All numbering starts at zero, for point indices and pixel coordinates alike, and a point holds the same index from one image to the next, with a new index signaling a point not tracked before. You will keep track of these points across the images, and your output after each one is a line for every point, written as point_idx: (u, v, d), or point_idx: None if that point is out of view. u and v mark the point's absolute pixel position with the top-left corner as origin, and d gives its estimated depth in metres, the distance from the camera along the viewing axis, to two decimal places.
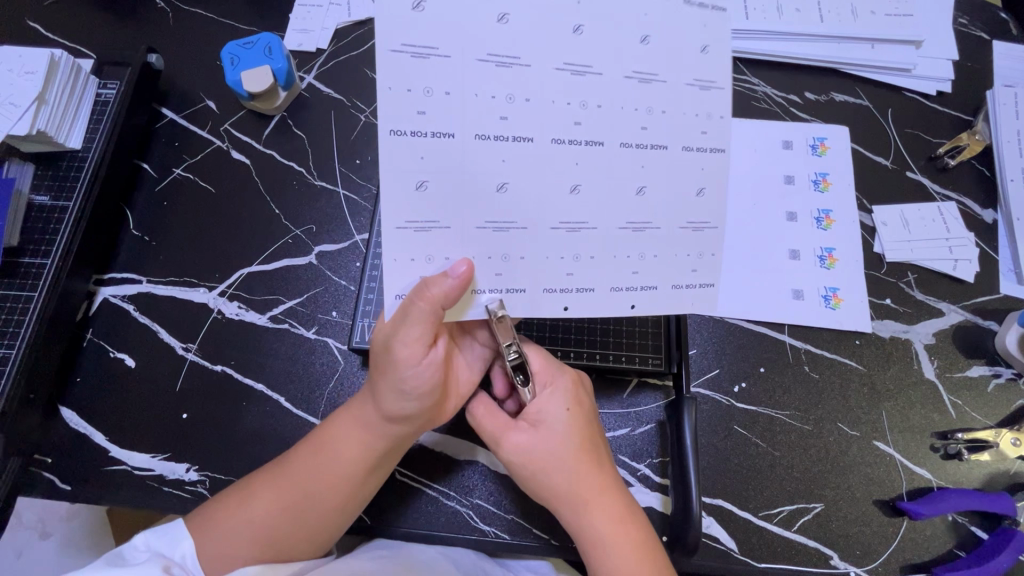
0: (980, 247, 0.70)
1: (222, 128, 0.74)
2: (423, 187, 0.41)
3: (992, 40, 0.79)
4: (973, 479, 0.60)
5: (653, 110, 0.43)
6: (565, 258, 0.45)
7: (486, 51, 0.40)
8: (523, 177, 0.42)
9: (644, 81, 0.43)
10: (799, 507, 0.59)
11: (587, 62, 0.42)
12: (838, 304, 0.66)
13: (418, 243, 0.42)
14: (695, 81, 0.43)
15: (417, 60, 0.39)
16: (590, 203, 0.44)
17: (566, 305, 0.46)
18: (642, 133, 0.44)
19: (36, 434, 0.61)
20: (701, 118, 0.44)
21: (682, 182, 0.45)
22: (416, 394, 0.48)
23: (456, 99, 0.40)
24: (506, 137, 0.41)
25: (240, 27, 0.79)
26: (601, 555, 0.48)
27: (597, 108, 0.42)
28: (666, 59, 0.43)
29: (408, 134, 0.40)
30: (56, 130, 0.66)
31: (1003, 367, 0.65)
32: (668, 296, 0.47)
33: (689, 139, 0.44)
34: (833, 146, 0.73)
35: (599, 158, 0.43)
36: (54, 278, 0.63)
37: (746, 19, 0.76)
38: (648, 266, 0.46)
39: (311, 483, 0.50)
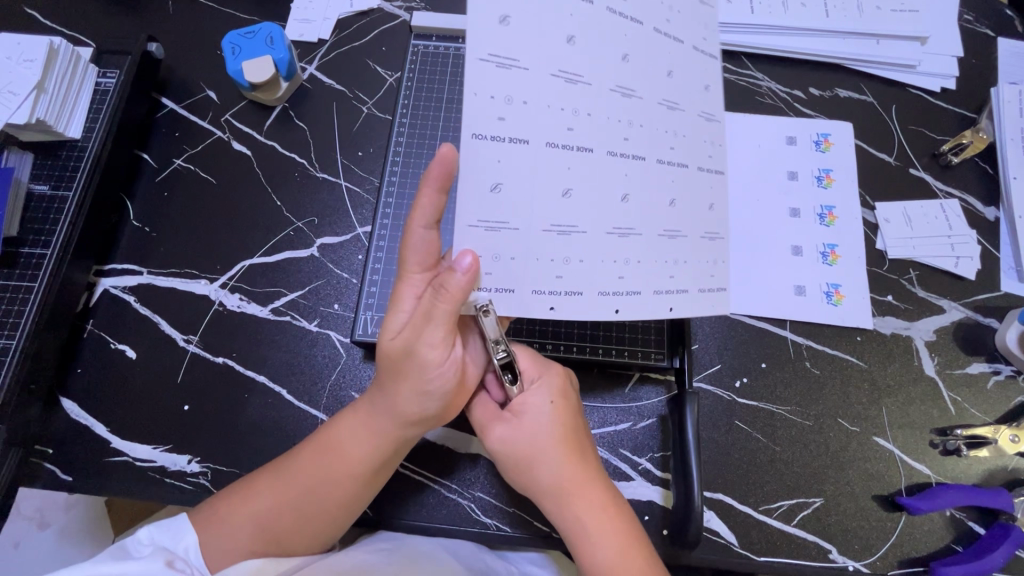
0: (982, 245, 0.70)
1: (223, 119, 0.74)
2: (497, 189, 0.42)
3: (997, 37, 0.79)
4: (971, 475, 0.61)
5: (679, 133, 0.47)
6: (616, 262, 0.46)
7: (555, 68, 0.42)
8: (585, 184, 0.44)
9: (672, 108, 0.46)
10: (799, 502, 0.59)
11: (633, 85, 0.44)
12: (840, 300, 0.66)
13: (486, 242, 0.43)
14: (703, 114, 0.48)
15: (501, 71, 0.40)
16: (637, 211, 0.46)
17: (616, 308, 0.46)
18: (673, 152, 0.46)
19: (37, 425, 0.61)
20: (713, 144, 0.48)
21: (702, 196, 0.48)
22: (438, 394, 0.48)
23: (531, 108, 0.41)
24: (570, 146, 0.43)
25: (241, 17, 0.78)
26: (581, 544, 0.49)
27: (642, 126, 0.45)
28: (688, 91, 0.47)
29: (491, 138, 0.41)
30: (56, 119, 0.65)
31: (1003, 364, 0.65)
32: (701, 303, 0.49)
33: (703, 161, 0.48)
34: (837, 142, 0.73)
35: (643, 173, 0.45)
36: (55, 268, 0.63)
37: (750, 13, 0.75)
38: (683, 272, 0.48)
39: (322, 483, 0.50)
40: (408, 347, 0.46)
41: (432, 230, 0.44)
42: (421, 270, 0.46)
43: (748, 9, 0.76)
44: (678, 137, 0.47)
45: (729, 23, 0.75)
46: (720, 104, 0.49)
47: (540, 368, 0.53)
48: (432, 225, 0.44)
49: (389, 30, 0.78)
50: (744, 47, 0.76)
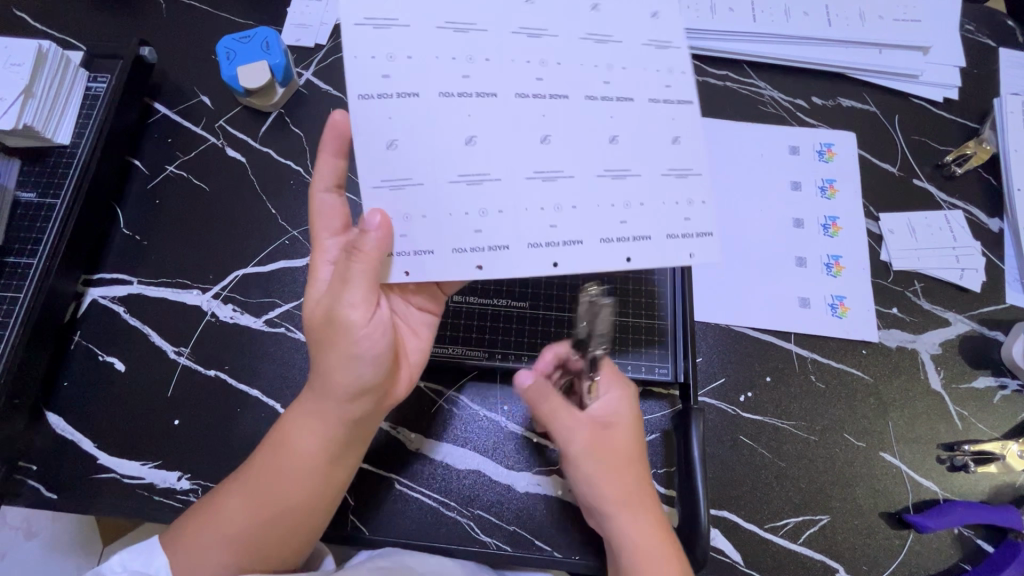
0: (987, 257, 0.69)
1: (217, 124, 0.72)
2: (395, 142, 0.42)
3: (999, 47, 0.79)
4: (979, 492, 0.60)
5: (608, 67, 0.45)
6: (546, 210, 0.44)
7: (443, 19, 0.43)
8: (490, 130, 0.43)
9: (599, 42, 0.45)
10: (805, 519, 0.58)
11: (541, 26, 0.44)
12: (845, 313, 0.65)
13: (394, 201, 0.43)
14: (650, 41, 0.45)
15: (381, 31, 0.42)
16: (562, 152, 0.44)
17: (554, 260, 0.44)
18: (605, 87, 0.44)
19: (21, 441, 0.59)
20: (658, 71, 0.45)
21: (650, 130, 0.45)
22: (373, 362, 0.47)
23: (419, 62, 0.43)
24: (469, 94, 0.43)
25: (236, 21, 0.76)
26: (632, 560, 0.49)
27: (556, 65, 0.44)
28: (619, 22, 0.45)
29: (378, 96, 0.42)
30: (43, 125, 0.64)
31: (1009, 378, 0.64)
32: (664, 246, 0.44)
33: (654, 92, 0.45)
34: (840, 152, 0.72)
35: (562, 116, 0.44)
36: (41, 278, 0.61)
37: (752, 22, 0.75)
38: (638, 214, 0.44)
39: (281, 481, 0.48)
40: (331, 314, 0.46)
41: (333, 194, 0.51)
42: (332, 235, 0.52)
43: (750, 17, 0.75)
44: (609, 72, 0.45)
45: (730, 32, 0.75)
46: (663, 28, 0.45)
47: (618, 377, 0.54)
48: (332, 188, 0.51)
49: None
50: (746, 56, 0.75)
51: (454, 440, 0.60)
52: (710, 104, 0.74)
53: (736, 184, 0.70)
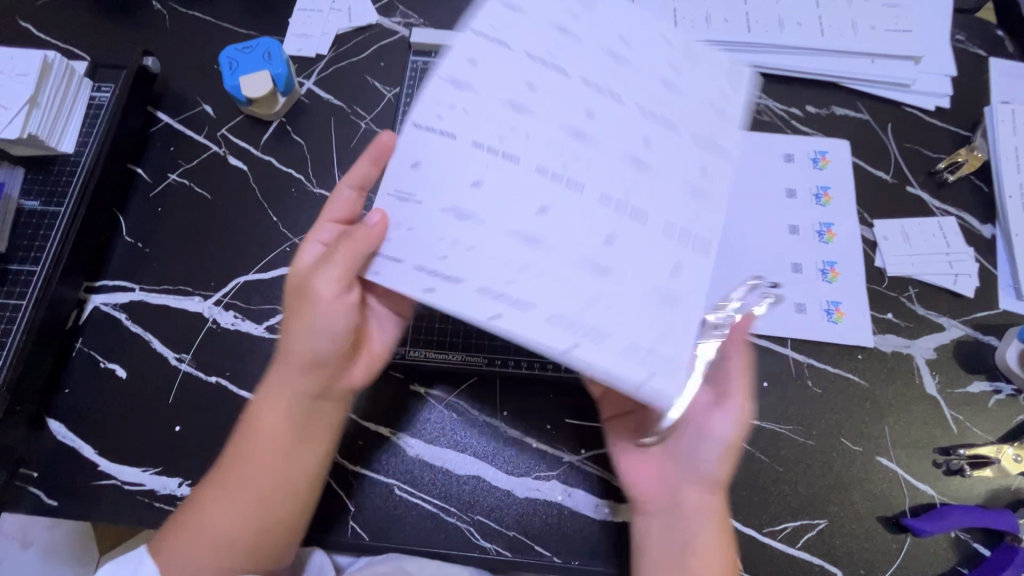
0: (980, 262, 0.70)
1: (219, 133, 0.73)
2: (417, 164, 0.43)
3: (989, 57, 0.80)
4: (974, 496, 0.60)
5: (642, 185, 0.42)
6: (512, 265, 0.41)
7: (506, 97, 0.43)
8: (498, 187, 0.42)
9: (636, 164, 0.43)
10: (803, 524, 0.58)
11: (591, 130, 0.43)
12: (841, 318, 0.66)
13: (395, 211, 0.44)
14: (687, 184, 0.43)
15: (452, 86, 0.43)
16: (559, 226, 0.41)
17: (496, 313, 0.39)
18: (625, 199, 0.42)
19: (22, 448, 0.60)
20: (691, 207, 0.43)
21: (654, 255, 0.41)
22: (335, 337, 0.49)
23: (470, 117, 0.43)
24: (495, 153, 0.42)
25: (238, 31, 0.78)
26: (705, 536, 0.49)
27: (590, 163, 0.43)
28: (669, 157, 0.43)
29: (424, 129, 0.43)
30: (48, 134, 0.64)
31: (1003, 383, 0.64)
32: (618, 363, 0.39)
33: (670, 219, 0.42)
34: (834, 159, 0.73)
35: (573, 203, 0.42)
36: (44, 285, 0.61)
37: (746, 32, 0.76)
38: (600, 314, 0.40)
39: (259, 476, 0.49)
40: (306, 285, 0.49)
41: (353, 192, 0.53)
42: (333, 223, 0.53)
43: (744, 28, 0.77)
44: (640, 187, 0.42)
45: (725, 42, 0.76)
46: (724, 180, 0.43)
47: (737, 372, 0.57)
48: (355, 188, 0.53)
49: (387, 45, 0.78)
50: (741, 65, 0.77)
51: (421, 434, 0.61)
52: None
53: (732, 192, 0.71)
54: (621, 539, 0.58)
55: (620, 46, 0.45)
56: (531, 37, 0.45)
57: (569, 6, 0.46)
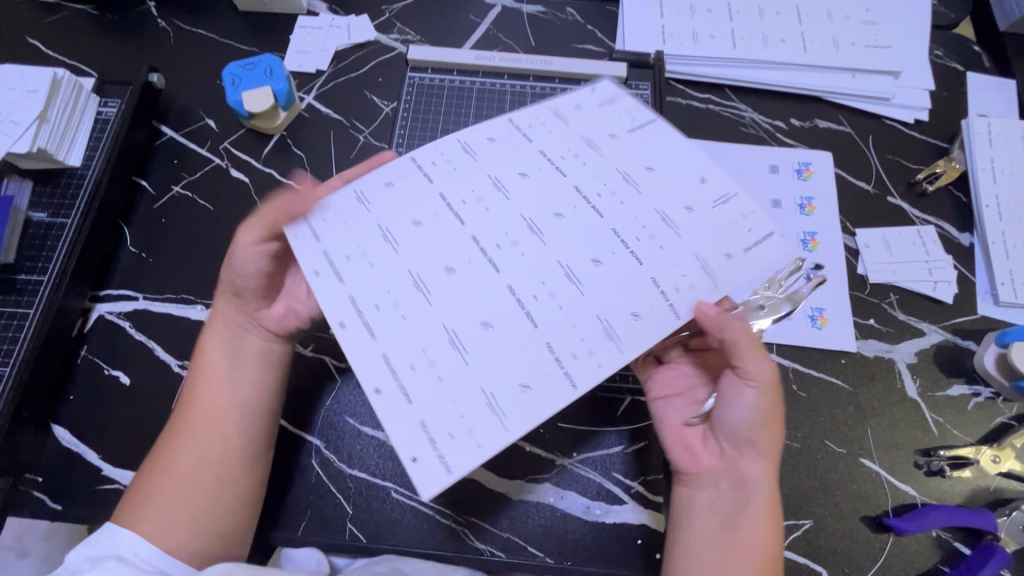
0: (958, 269, 0.72)
1: (222, 146, 0.75)
2: (389, 186, 0.52)
3: (966, 71, 0.83)
4: (954, 495, 0.62)
5: (561, 302, 0.47)
6: (388, 301, 0.48)
7: (493, 173, 0.52)
8: (431, 234, 0.50)
9: (568, 277, 0.48)
10: (788, 524, 0.60)
11: (544, 230, 0.50)
12: (824, 324, 0.68)
13: (349, 208, 0.51)
14: (601, 318, 0.46)
15: (464, 151, 0.53)
16: (451, 288, 0.48)
17: (340, 322, 0.47)
18: (534, 300, 0.47)
19: (26, 454, 0.61)
20: (583, 344, 0.46)
21: (512, 367, 0.45)
22: (251, 276, 0.57)
23: (456, 176, 0.52)
24: (450, 209, 0.51)
25: (240, 48, 0.80)
26: (755, 503, 0.52)
27: (523, 254, 0.49)
28: (603, 290, 0.47)
29: (416, 167, 0.52)
30: (56, 148, 0.67)
31: (982, 386, 0.66)
32: (405, 429, 0.43)
33: (561, 344, 0.46)
34: (818, 170, 0.76)
35: (475, 272, 0.48)
36: (52, 294, 0.63)
37: (732, 48, 0.79)
38: (419, 380, 0.45)
39: (213, 415, 0.55)
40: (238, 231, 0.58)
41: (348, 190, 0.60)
42: None
43: (730, 44, 0.80)
44: (549, 297, 0.47)
45: (711, 57, 0.79)
46: (658, 332, 0.46)
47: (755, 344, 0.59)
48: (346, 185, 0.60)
49: (385, 61, 0.80)
50: (726, 80, 0.80)
51: None
52: (693, 126, 0.78)
53: None
54: (611, 538, 0.59)
55: (638, 171, 0.51)
56: (561, 145, 0.53)
57: (616, 126, 0.53)
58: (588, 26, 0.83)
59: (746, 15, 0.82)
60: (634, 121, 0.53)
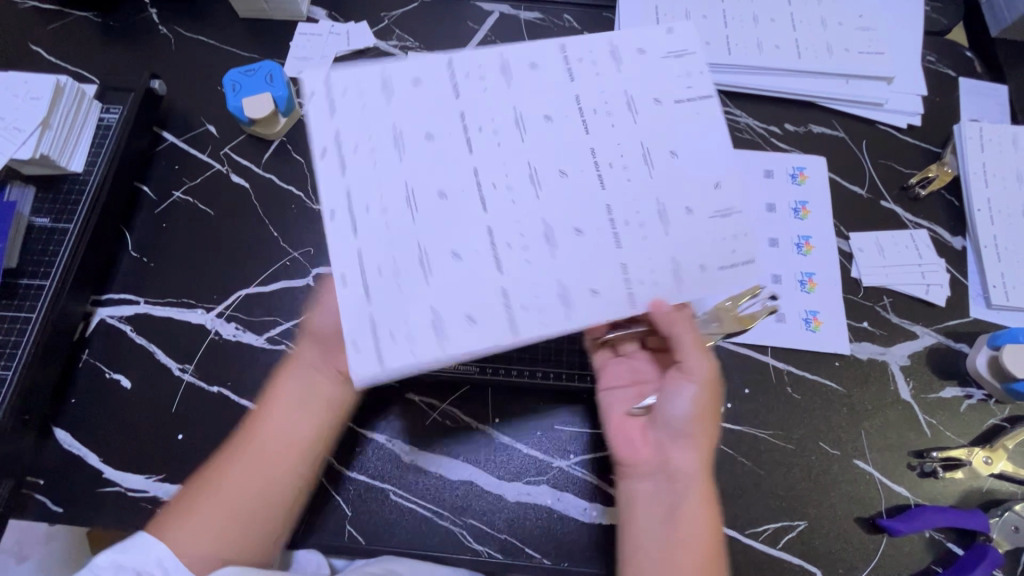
0: (951, 273, 0.73)
1: (222, 152, 0.76)
2: (417, 84, 0.49)
3: (959, 77, 0.84)
4: (947, 496, 0.63)
5: (528, 254, 0.47)
6: (382, 204, 0.47)
7: (516, 105, 0.49)
8: (439, 149, 0.48)
9: (547, 232, 0.47)
10: (783, 525, 0.61)
11: (544, 182, 0.48)
12: (819, 326, 0.69)
13: (375, 99, 0.49)
14: (560, 283, 0.47)
15: (502, 74, 0.50)
16: (442, 211, 0.47)
17: (332, 210, 0.47)
18: (507, 245, 0.47)
19: (29, 457, 0.62)
20: (536, 301, 0.46)
21: (467, 299, 0.46)
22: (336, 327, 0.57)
23: (483, 96, 0.49)
24: (465, 129, 0.49)
25: (241, 54, 0.81)
26: (690, 496, 0.52)
27: (515, 202, 0.48)
28: (574, 251, 0.47)
29: (452, 74, 0.50)
30: (58, 154, 0.67)
31: (974, 388, 0.67)
32: (354, 324, 0.45)
33: (518, 295, 0.46)
34: (812, 175, 0.77)
35: (466, 202, 0.48)
36: (53, 299, 0.64)
37: (727, 54, 0.80)
38: (382, 283, 0.46)
39: (276, 445, 0.55)
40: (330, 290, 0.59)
41: None
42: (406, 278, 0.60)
43: (725, 50, 0.80)
44: (521, 248, 0.47)
45: (706, 63, 0.80)
46: (609, 309, 0.47)
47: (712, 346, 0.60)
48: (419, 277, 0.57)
49: None
50: (721, 86, 0.81)
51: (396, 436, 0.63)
52: None
53: None
54: (607, 539, 0.60)
55: (661, 153, 0.49)
56: (600, 93, 0.50)
57: (664, 92, 0.50)
58: (585, 32, 0.84)
59: (741, 21, 0.83)
60: (691, 90, 0.50)
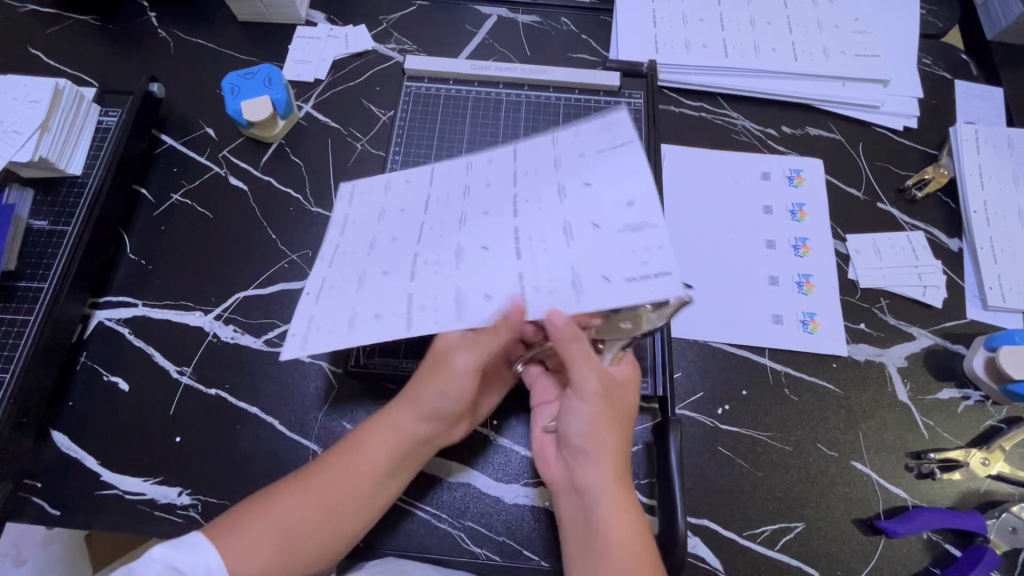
0: (948, 275, 0.73)
1: (221, 155, 0.76)
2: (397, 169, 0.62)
3: (954, 79, 0.85)
4: (945, 497, 0.63)
5: (440, 268, 0.53)
6: (349, 243, 0.58)
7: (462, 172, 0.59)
8: (400, 205, 0.59)
9: (462, 257, 0.53)
10: (781, 527, 0.61)
11: (468, 224, 0.55)
12: (816, 328, 0.69)
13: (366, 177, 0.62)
14: (460, 294, 0.51)
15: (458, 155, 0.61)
16: (387, 245, 0.56)
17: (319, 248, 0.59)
18: (426, 266, 0.53)
19: (26, 460, 0.62)
20: (437, 307, 0.51)
21: (381, 301, 0.52)
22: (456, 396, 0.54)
23: (440, 170, 0.60)
24: (420, 193, 0.59)
25: (239, 57, 0.81)
26: (602, 511, 0.49)
27: (439, 236, 0.55)
28: (479, 269, 0.52)
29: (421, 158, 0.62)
30: (57, 157, 0.67)
31: (972, 390, 0.67)
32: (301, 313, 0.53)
33: (424, 301, 0.51)
34: (809, 177, 0.77)
35: (404, 237, 0.56)
36: (51, 301, 0.64)
37: (724, 57, 0.81)
38: (332, 292, 0.54)
39: (346, 497, 0.52)
40: (446, 348, 0.54)
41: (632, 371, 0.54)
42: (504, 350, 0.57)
43: (722, 53, 0.81)
44: (436, 267, 0.53)
45: (703, 66, 0.80)
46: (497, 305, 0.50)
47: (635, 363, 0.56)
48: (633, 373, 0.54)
49: (382, 70, 0.81)
50: (719, 89, 0.81)
51: None
52: (685, 133, 0.79)
53: (711, 208, 0.74)
54: None
55: (574, 186, 0.54)
56: (538, 152, 0.57)
57: (590, 146, 0.55)
58: (583, 35, 0.84)
59: (738, 24, 0.83)
60: (615, 139, 0.54)
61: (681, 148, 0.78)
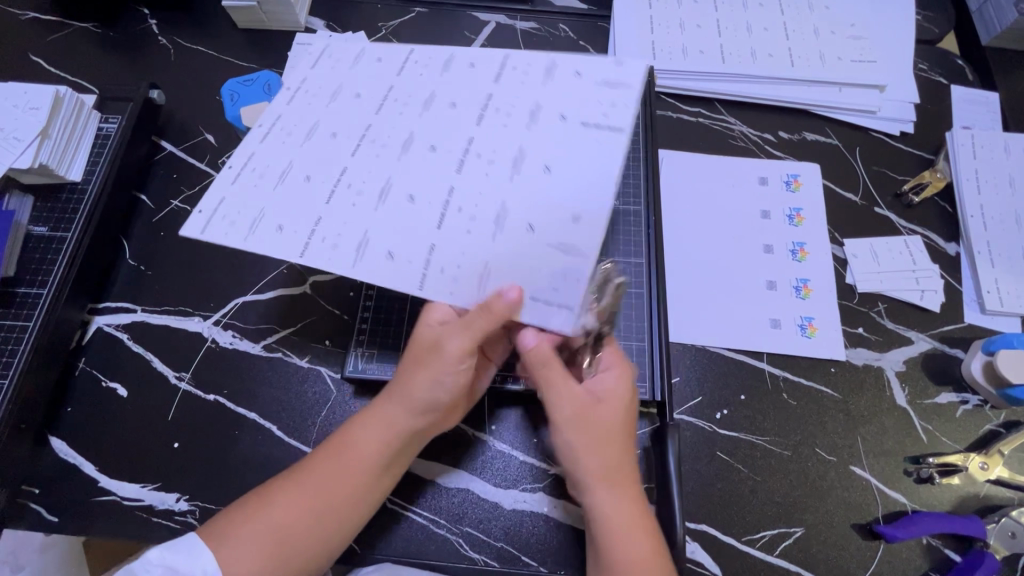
0: (945, 279, 0.73)
1: (220, 161, 0.76)
2: (378, 61, 0.55)
3: (950, 84, 0.85)
4: (945, 502, 0.63)
5: (359, 199, 0.49)
6: (296, 127, 0.52)
7: (434, 90, 0.53)
8: (360, 105, 0.53)
9: (384, 194, 0.49)
10: (779, 532, 0.61)
11: (413, 152, 0.50)
12: (814, 332, 0.69)
13: (343, 57, 0.55)
14: (365, 237, 0.47)
15: (448, 64, 0.54)
16: (321, 149, 0.51)
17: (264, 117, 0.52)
18: (347, 189, 0.49)
19: (24, 466, 0.61)
20: (338, 241, 0.47)
21: (287, 211, 0.48)
22: (450, 387, 0.51)
23: (422, 78, 0.54)
24: (386, 97, 0.53)
25: (239, 64, 0.82)
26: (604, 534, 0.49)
27: (376, 157, 0.50)
28: (399, 212, 0.48)
29: (407, 55, 0.55)
30: (57, 163, 0.68)
31: (970, 394, 0.67)
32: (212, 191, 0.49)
33: (327, 230, 0.47)
34: (806, 182, 0.77)
35: (337, 146, 0.51)
36: (49, 307, 0.64)
37: (721, 63, 0.81)
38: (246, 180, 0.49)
39: (343, 495, 0.50)
40: (437, 340, 0.51)
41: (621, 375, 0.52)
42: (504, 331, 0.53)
43: (718, 58, 0.81)
44: (356, 195, 0.49)
45: (700, 72, 0.80)
46: (456, 292, 0.47)
47: (625, 364, 0.53)
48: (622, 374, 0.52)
49: None
50: (716, 95, 0.81)
51: None
52: (682, 138, 0.79)
53: (708, 212, 0.75)
54: None
55: (535, 168, 0.49)
56: (514, 97, 0.52)
57: (576, 114, 0.50)
58: (580, 41, 0.85)
59: (734, 30, 0.84)
60: (605, 119, 0.50)
61: (678, 154, 0.78)
